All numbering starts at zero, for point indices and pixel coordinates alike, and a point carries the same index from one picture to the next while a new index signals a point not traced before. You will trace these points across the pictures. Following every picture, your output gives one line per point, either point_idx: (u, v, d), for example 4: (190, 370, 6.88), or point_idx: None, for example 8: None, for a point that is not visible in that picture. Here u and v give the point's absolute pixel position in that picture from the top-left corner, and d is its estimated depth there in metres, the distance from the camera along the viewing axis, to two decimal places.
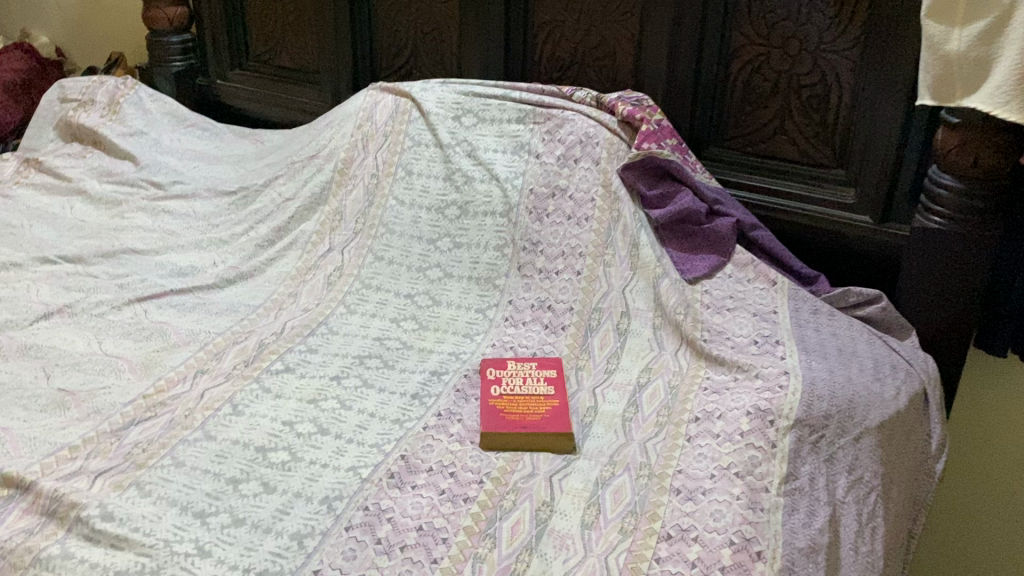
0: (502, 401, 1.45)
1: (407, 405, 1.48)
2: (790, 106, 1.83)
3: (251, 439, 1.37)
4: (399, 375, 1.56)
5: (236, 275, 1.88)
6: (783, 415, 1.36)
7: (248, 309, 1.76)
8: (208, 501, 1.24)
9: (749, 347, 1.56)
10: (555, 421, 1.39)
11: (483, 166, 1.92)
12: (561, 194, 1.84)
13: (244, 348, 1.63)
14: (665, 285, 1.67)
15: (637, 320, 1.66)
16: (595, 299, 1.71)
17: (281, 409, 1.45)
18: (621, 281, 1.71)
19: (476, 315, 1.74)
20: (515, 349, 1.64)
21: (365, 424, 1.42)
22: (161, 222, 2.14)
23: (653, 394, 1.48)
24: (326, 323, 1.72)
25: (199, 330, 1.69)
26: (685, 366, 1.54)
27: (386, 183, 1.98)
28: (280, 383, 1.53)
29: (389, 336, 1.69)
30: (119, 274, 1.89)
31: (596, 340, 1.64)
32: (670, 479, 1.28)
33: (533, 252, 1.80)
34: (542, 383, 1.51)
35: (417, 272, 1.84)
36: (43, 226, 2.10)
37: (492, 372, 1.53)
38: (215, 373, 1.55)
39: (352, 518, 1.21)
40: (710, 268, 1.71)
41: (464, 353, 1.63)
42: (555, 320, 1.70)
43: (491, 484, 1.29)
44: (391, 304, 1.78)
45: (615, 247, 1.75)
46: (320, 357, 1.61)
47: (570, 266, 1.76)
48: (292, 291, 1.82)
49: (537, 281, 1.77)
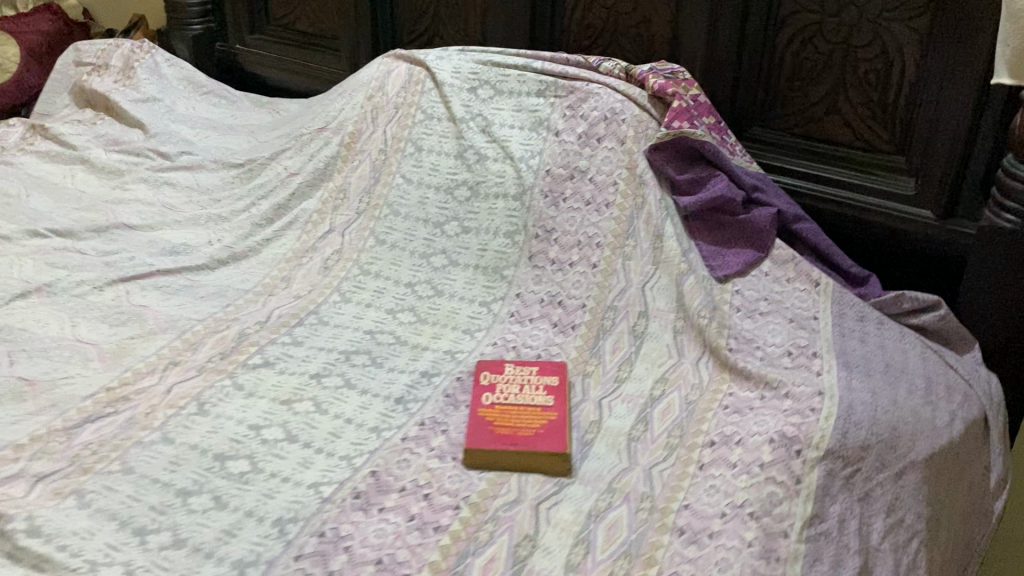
0: (493, 411, 1.29)
1: (387, 412, 1.33)
2: (845, 83, 1.61)
3: (211, 445, 1.24)
4: (385, 376, 1.41)
5: (229, 256, 1.75)
6: (813, 444, 1.17)
7: (235, 295, 1.63)
8: (151, 516, 1.12)
9: (782, 358, 1.36)
10: (550, 438, 1.23)
11: (497, 144, 1.74)
12: (581, 176, 1.66)
13: (223, 338, 1.49)
14: (690, 284, 1.48)
15: (656, 321, 1.47)
16: (611, 296, 1.53)
17: (249, 411, 1.31)
18: (641, 278, 1.53)
19: (479, 309, 1.57)
20: (518, 350, 1.47)
21: (338, 432, 1.28)
22: (162, 195, 2.02)
23: (666, 409, 1.31)
24: (315, 312, 1.58)
25: (179, 316, 1.56)
26: (706, 378, 1.35)
27: (394, 159, 1.82)
28: (255, 380, 1.39)
29: (382, 329, 1.54)
30: (109, 252, 1.78)
31: (609, 342, 1.46)
32: (673, 516, 1.10)
33: (547, 240, 1.62)
34: (541, 392, 1.34)
35: (421, 259, 1.68)
36: (40, 196, 2.00)
37: (486, 377, 1.36)
38: (187, 366, 1.43)
39: (304, 545, 1.06)
40: (745, 265, 1.52)
41: (461, 352, 1.47)
42: (565, 317, 1.52)
43: (469, 511, 1.13)
44: (389, 293, 1.62)
45: (637, 239, 1.57)
46: (303, 351, 1.47)
47: (586, 257, 1.58)
48: (285, 276, 1.68)
49: (549, 274, 1.59)
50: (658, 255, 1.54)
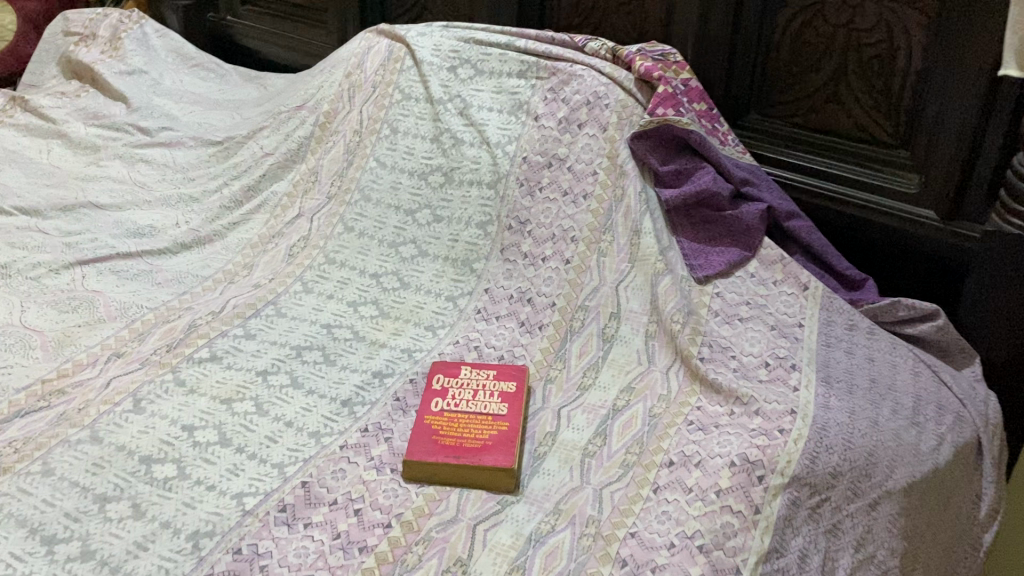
0: (440, 419, 1.20)
1: (331, 415, 1.25)
2: (847, 69, 1.49)
3: (139, 446, 1.17)
4: (336, 375, 1.33)
5: (192, 240, 1.67)
6: (777, 470, 1.07)
7: (193, 282, 1.56)
8: (64, 523, 1.05)
9: (758, 370, 1.26)
10: (496, 452, 1.14)
11: (474, 128, 1.65)
12: (559, 164, 1.55)
13: (172, 330, 1.43)
14: (665, 285, 1.38)
15: (628, 324, 1.37)
16: (583, 295, 1.43)
17: (185, 411, 1.25)
18: (615, 276, 1.43)
19: (444, 303, 1.48)
20: (480, 349, 1.38)
21: (276, 436, 1.21)
22: (137, 173, 1.95)
23: (628, 422, 1.21)
24: (273, 303, 1.50)
25: (132, 304, 1.50)
26: (675, 389, 1.25)
27: (369, 141, 1.73)
28: (198, 376, 1.32)
29: (340, 322, 1.46)
30: (72, 232, 1.72)
31: (576, 345, 1.36)
32: (617, 545, 1.01)
33: (520, 232, 1.53)
34: (495, 399, 1.24)
35: (389, 248, 1.60)
36: (13, 171, 1.94)
37: (439, 382, 1.27)
38: (130, 358, 1.36)
39: (216, 564, 0.99)
40: (728, 265, 1.41)
41: (419, 351, 1.38)
42: (534, 316, 1.43)
43: (399, 531, 1.06)
44: (353, 284, 1.54)
45: (613, 234, 1.47)
46: (254, 345, 1.40)
47: (560, 252, 1.48)
48: (248, 263, 1.61)
49: (520, 268, 1.50)
50: (635, 253, 1.44)
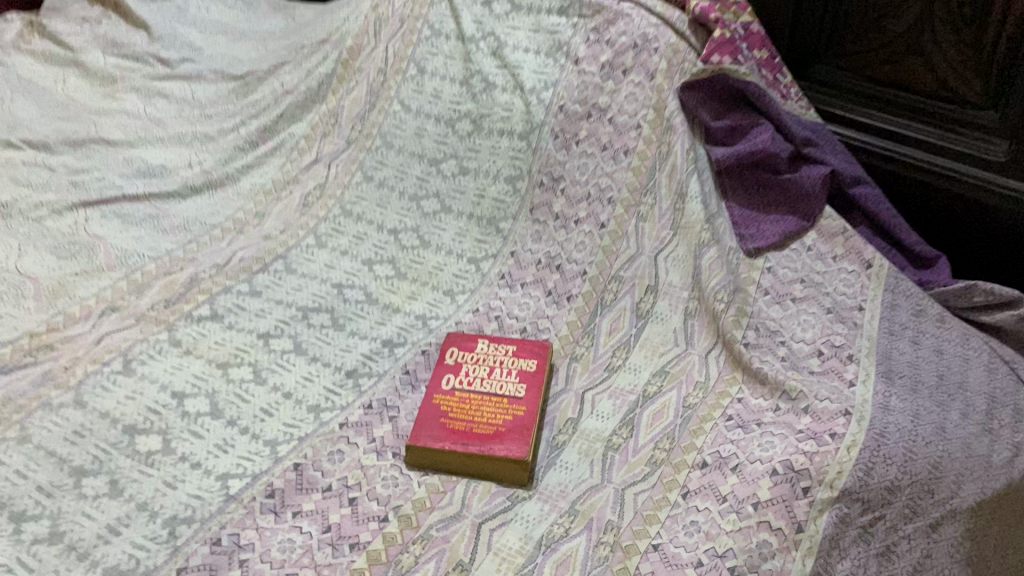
0: (450, 399, 1.09)
1: (333, 387, 1.14)
2: (933, 16, 1.30)
3: (123, 414, 1.08)
4: (343, 341, 1.23)
5: (203, 183, 1.55)
6: (824, 482, 0.94)
7: (201, 230, 1.46)
8: (36, 498, 0.97)
9: (809, 359, 1.12)
10: (508, 440, 1.03)
11: (508, 70, 1.49)
12: (599, 115, 1.40)
13: (173, 284, 1.33)
14: (710, 259, 1.24)
15: (666, 298, 1.23)
16: (617, 264, 1.29)
17: (177, 376, 1.15)
18: (655, 244, 1.29)
19: (466, 265, 1.36)
20: (501, 320, 1.27)
21: (272, 408, 1.11)
22: (153, 107, 1.82)
23: (658, 412, 1.08)
24: (283, 257, 1.39)
25: (134, 252, 1.40)
26: (714, 376, 1.12)
27: (394, 82, 1.58)
28: (195, 336, 1.23)
29: (352, 282, 1.34)
30: (80, 170, 1.61)
31: (607, 320, 1.23)
32: (637, 559, 0.90)
33: (552, 189, 1.40)
34: (513, 379, 1.13)
35: (410, 201, 1.48)
36: (25, 100, 1.82)
37: (452, 356, 1.16)
38: (126, 313, 1.26)
39: (192, 556, 0.90)
40: (782, 236, 1.26)
41: (435, 318, 1.27)
42: (562, 285, 1.30)
43: (396, 527, 0.95)
44: (370, 240, 1.43)
45: (655, 196, 1.32)
46: (258, 304, 1.29)
47: (594, 214, 1.35)
48: (260, 211, 1.50)
49: (550, 230, 1.37)
50: (678, 220, 1.29)
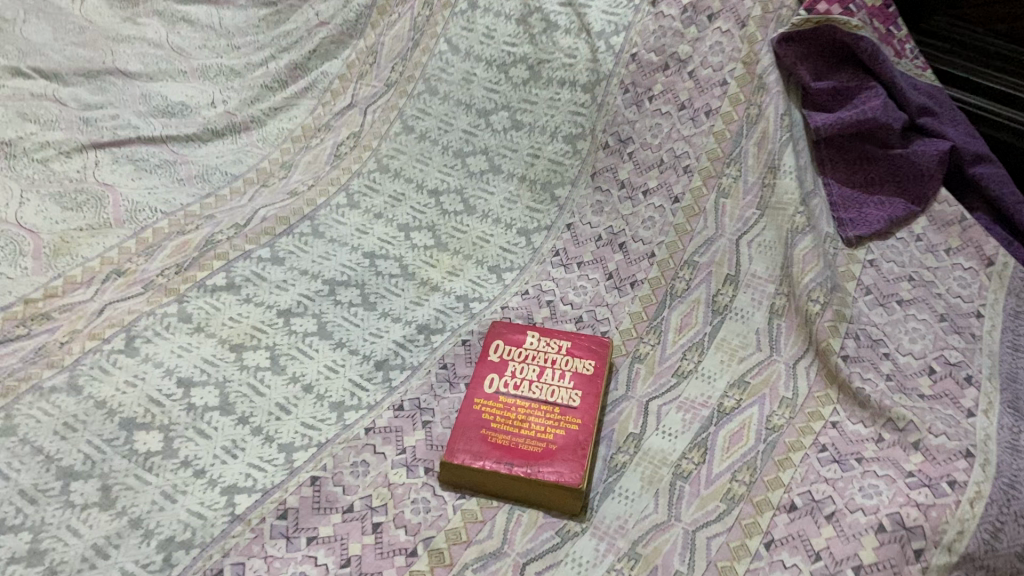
0: (493, 406, 0.94)
1: (360, 381, 1.00)
2: None
3: (121, 404, 0.95)
4: (374, 324, 1.08)
5: (226, 126, 1.39)
6: (941, 544, 0.78)
7: (221, 182, 1.30)
8: (17, 505, 0.84)
9: (917, 378, 0.95)
10: (560, 462, 0.88)
11: (572, 9, 1.29)
12: (678, 67, 1.20)
13: (186, 245, 1.18)
14: (803, 249, 1.05)
15: (748, 291, 1.07)
16: (691, 247, 1.12)
17: (185, 360, 1.01)
18: (736, 226, 1.11)
19: (515, 237, 1.20)
20: (554, 305, 1.11)
21: (289, 404, 0.97)
22: (176, 36, 1.61)
23: (736, 435, 0.93)
24: (310, 218, 1.24)
25: (145, 205, 1.25)
26: (802, 392, 0.96)
27: (441, 17, 1.39)
28: (207, 311, 1.09)
29: (386, 253, 1.19)
30: (93, 104, 1.45)
31: (676, 314, 1.07)
32: None
33: (618, 152, 1.22)
34: (566, 383, 0.97)
35: (454, 157, 1.31)
36: (38, 22, 1.60)
37: (496, 352, 1.01)
38: (132, 280, 1.12)
39: None
40: (887, 224, 1.07)
41: (479, 299, 1.12)
42: (625, 268, 1.13)
43: (427, 564, 0.81)
44: (408, 202, 1.27)
45: (741, 169, 1.14)
46: (280, 274, 1.15)
47: (666, 185, 1.17)
48: (287, 161, 1.34)
49: (614, 201, 1.20)
50: (766, 199, 1.12)
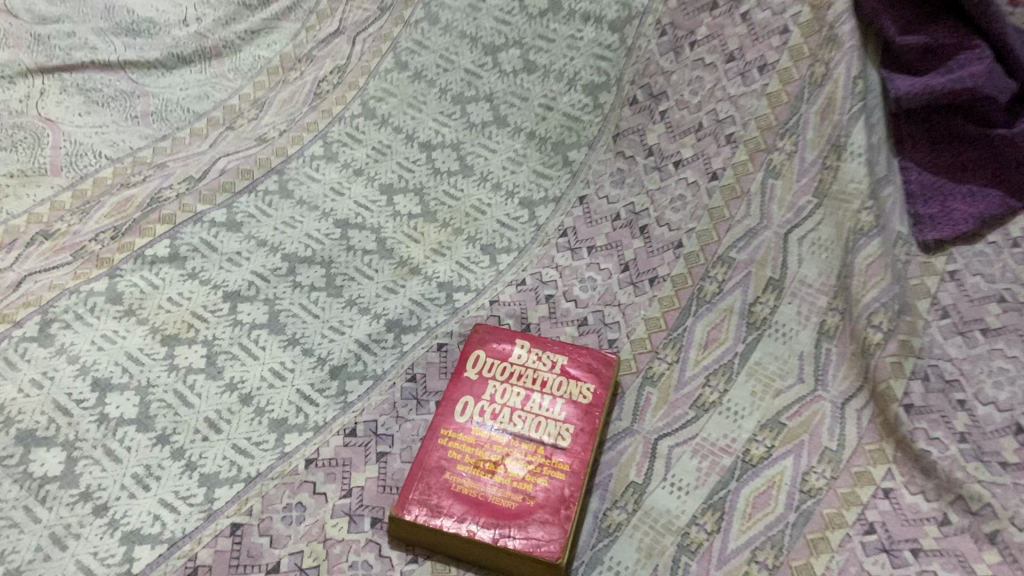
0: (463, 443, 0.76)
1: (310, 394, 0.83)
2: None
3: (21, 412, 0.79)
4: (336, 315, 0.90)
5: (194, 52, 1.17)
6: None
7: (180, 123, 1.11)
8: None
9: (999, 439, 0.73)
10: (536, 525, 0.71)
11: None
12: (729, 7, 0.99)
13: (127, 204, 1.00)
14: (867, 257, 0.84)
15: (793, 303, 0.86)
16: (728, 238, 0.91)
17: (105, 354, 0.85)
18: (785, 216, 0.90)
19: (517, 209, 1.00)
20: (553, 302, 0.92)
21: (221, 420, 0.80)
22: None
23: (762, 498, 0.75)
24: (278, 172, 1.04)
25: (89, 148, 1.06)
26: (850, 444, 0.77)
27: None
28: (141, 289, 0.91)
29: (362, 221, 1.00)
30: (48, 17, 1.19)
31: (702, 325, 0.87)
32: None
33: (647, 110, 1.00)
34: (556, 414, 0.79)
35: (452, 104, 1.10)
36: None
37: (475, 368, 0.82)
38: (61, 245, 0.95)
39: None
40: (977, 224, 0.84)
41: (464, 290, 0.93)
42: (644, 259, 0.93)
43: None
44: (394, 157, 1.06)
45: (797, 143, 0.92)
46: (234, 243, 0.96)
47: (703, 157, 0.96)
48: (260, 98, 1.13)
49: (638, 172, 0.98)
50: (825, 185, 0.89)
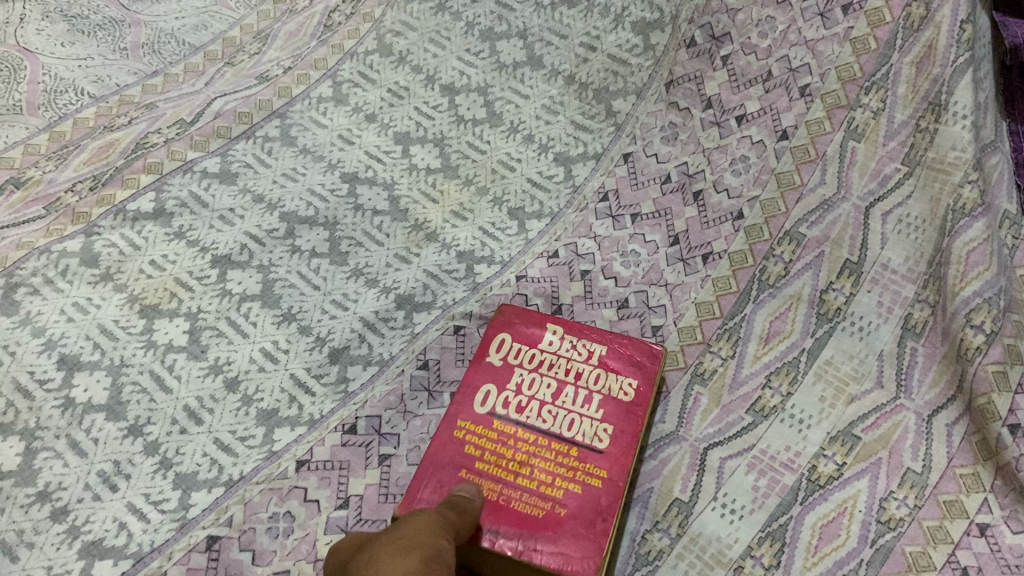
0: (482, 438, 0.65)
1: (304, 381, 0.73)
2: None
3: None
4: (339, 287, 0.79)
5: None
6: None
7: (174, 57, 0.94)
8: None
9: None
10: (565, 539, 0.60)
11: None
12: None
13: (111, 147, 0.86)
14: (967, 243, 0.69)
15: (873, 291, 0.73)
16: (798, 211, 0.77)
17: (75, 326, 0.74)
18: (867, 187, 0.76)
19: (551, 166, 0.87)
20: (590, 279, 0.80)
21: (202, 409, 0.70)
22: None
23: (829, 529, 0.63)
24: (280, 116, 0.90)
25: (71, 84, 0.91)
26: (939, 468, 0.64)
27: None
28: (120, 251, 0.79)
29: (373, 175, 0.87)
30: None
31: (763, 315, 0.74)
32: None
33: (707, 55, 0.87)
34: (593, 410, 0.67)
35: (481, 40, 0.95)
36: None
37: (499, 352, 0.70)
38: (32, 197, 0.81)
39: None
40: None
41: (487, 263, 0.81)
42: (697, 232, 0.80)
43: None
44: (412, 100, 0.92)
45: (885, 99, 0.78)
46: (228, 198, 0.83)
47: (771, 112, 0.82)
48: (263, 30, 0.97)
49: (694, 128, 0.85)
50: (919, 151, 0.75)
